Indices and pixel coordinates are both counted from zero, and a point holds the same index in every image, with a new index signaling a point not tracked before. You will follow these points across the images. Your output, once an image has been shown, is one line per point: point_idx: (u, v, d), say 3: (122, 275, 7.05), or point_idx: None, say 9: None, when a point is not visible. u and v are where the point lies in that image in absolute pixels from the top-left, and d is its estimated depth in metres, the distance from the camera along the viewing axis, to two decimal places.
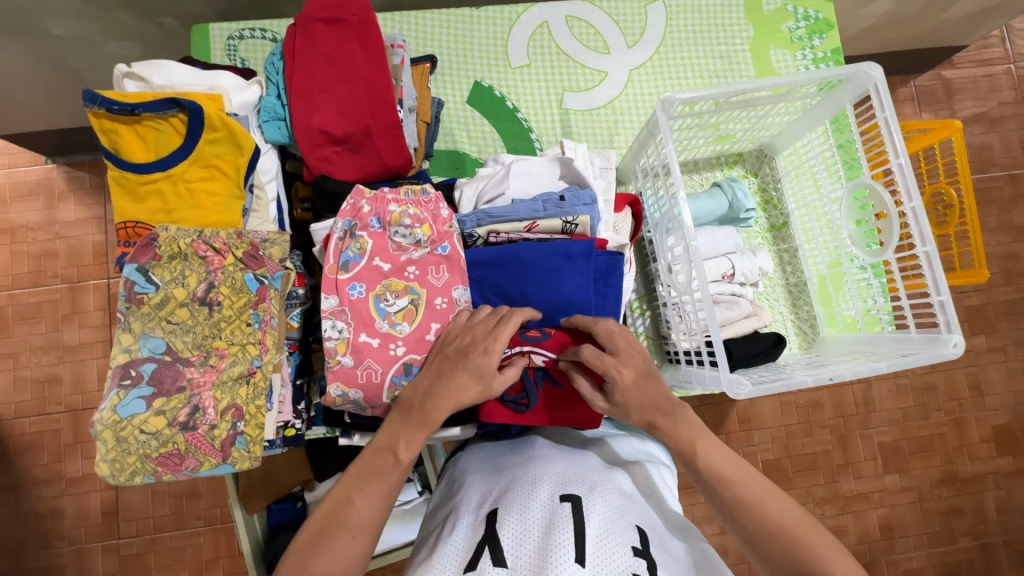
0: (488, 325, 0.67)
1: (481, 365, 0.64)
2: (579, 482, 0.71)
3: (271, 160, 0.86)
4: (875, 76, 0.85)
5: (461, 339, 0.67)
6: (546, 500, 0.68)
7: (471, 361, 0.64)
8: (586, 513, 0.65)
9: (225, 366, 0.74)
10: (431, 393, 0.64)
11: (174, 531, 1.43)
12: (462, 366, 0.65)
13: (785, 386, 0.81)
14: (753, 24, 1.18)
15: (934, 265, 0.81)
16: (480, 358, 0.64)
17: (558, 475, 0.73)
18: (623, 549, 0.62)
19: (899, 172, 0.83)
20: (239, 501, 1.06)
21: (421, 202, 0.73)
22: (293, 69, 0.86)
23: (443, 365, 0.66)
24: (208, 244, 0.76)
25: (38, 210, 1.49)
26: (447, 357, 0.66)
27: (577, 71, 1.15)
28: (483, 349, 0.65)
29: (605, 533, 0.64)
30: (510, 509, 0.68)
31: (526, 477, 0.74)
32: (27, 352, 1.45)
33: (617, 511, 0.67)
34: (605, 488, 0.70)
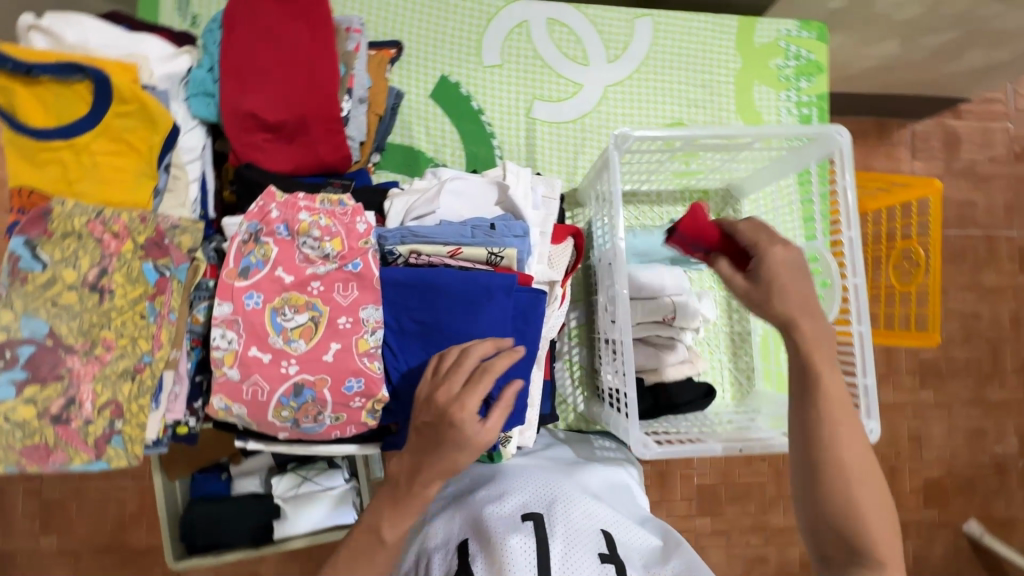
0: (445, 390, 0.62)
1: (460, 438, 0.60)
2: (538, 499, 0.77)
3: (195, 138, 0.80)
4: (841, 141, 0.82)
5: (427, 414, 0.62)
6: (509, 520, 0.73)
7: (446, 435, 0.61)
8: (549, 530, 0.71)
9: (110, 359, 0.69)
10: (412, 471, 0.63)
11: (101, 481, 1.39)
12: (439, 446, 0.61)
13: (695, 451, 0.80)
14: (742, 56, 1.12)
15: (864, 346, 0.79)
16: (453, 432, 0.60)
17: (519, 494, 0.77)
18: (590, 556, 0.69)
19: (849, 245, 0.82)
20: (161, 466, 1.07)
21: (336, 213, 0.69)
22: (229, 42, 0.79)
23: (421, 448, 0.62)
24: (106, 226, 0.70)
25: None
26: (421, 438, 0.62)
27: (551, 79, 1.09)
28: (452, 420, 0.60)
29: (570, 544, 0.70)
30: (478, 538, 0.72)
31: (488, 500, 0.77)
32: None
33: (580, 521, 0.74)
34: (565, 498, 0.76)
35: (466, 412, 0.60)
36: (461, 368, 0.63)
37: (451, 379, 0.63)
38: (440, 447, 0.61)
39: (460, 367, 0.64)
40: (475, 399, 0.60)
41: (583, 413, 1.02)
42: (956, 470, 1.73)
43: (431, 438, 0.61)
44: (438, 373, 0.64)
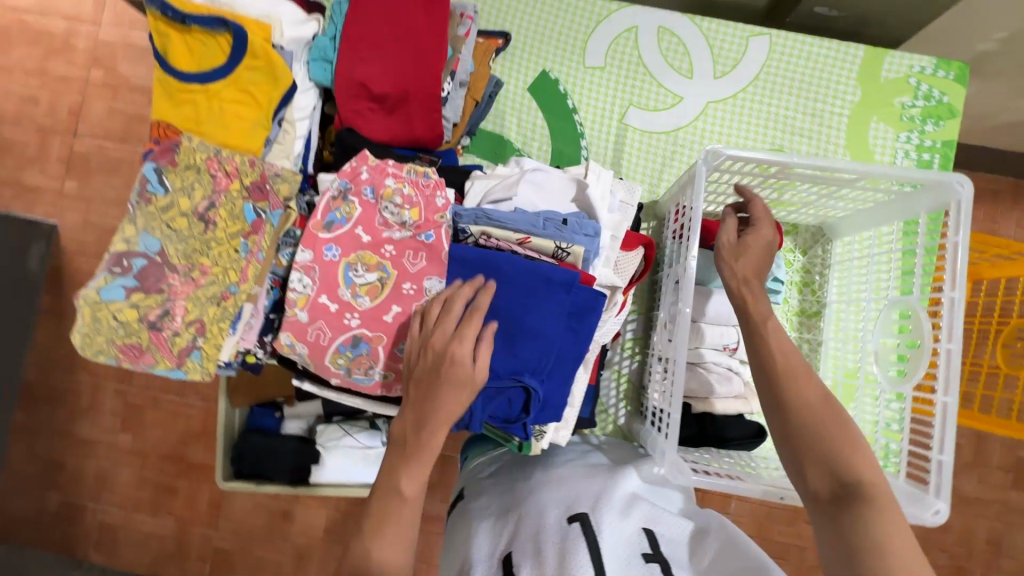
0: (439, 335, 0.66)
1: (460, 374, 0.64)
2: (581, 501, 0.75)
3: (308, 99, 0.87)
4: (962, 194, 0.75)
5: (427, 357, 0.66)
6: (556, 525, 0.71)
7: (450, 372, 0.64)
8: (596, 529, 0.69)
9: (203, 283, 0.77)
10: (420, 428, 0.64)
11: (174, 397, 1.52)
12: (440, 384, 0.64)
13: (732, 488, 0.77)
14: (863, 89, 1.04)
15: (947, 419, 0.72)
16: (455, 368, 0.64)
17: (558, 501, 0.76)
18: (637, 559, 0.66)
19: (948, 306, 0.74)
20: (226, 392, 1.16)
21: (419, 184, 0.72)
22: (352, 15, 0.86)
23: (421, 391, 0.65)
24: (221, 164, 0.78)
25: (140, 73, 1.55)
26: (422, 379, 0.65)
27: (651, 88, 1.07)
28: (452, 355, 0.65)
29: (615, 545, 0.68)
30: (524, 549, 0.69)
31: (530, 507, 0.76)
32: (102, 201, 1.55)
33: (624, 523, 0.71)
34: (606, 499, 0.74)
35: (461, 347, 0.65)
36: (451, 313, 0.67)
37: (441, 325, 0.66)
38: (442, 382, 0.64)
39: (450, 311, 0.67)
40: (472, 331, 0.65)
41: (623, 427, 1.01)
42: None
43: (432, 374, 0.64)
44: (427, 325, 0.67)
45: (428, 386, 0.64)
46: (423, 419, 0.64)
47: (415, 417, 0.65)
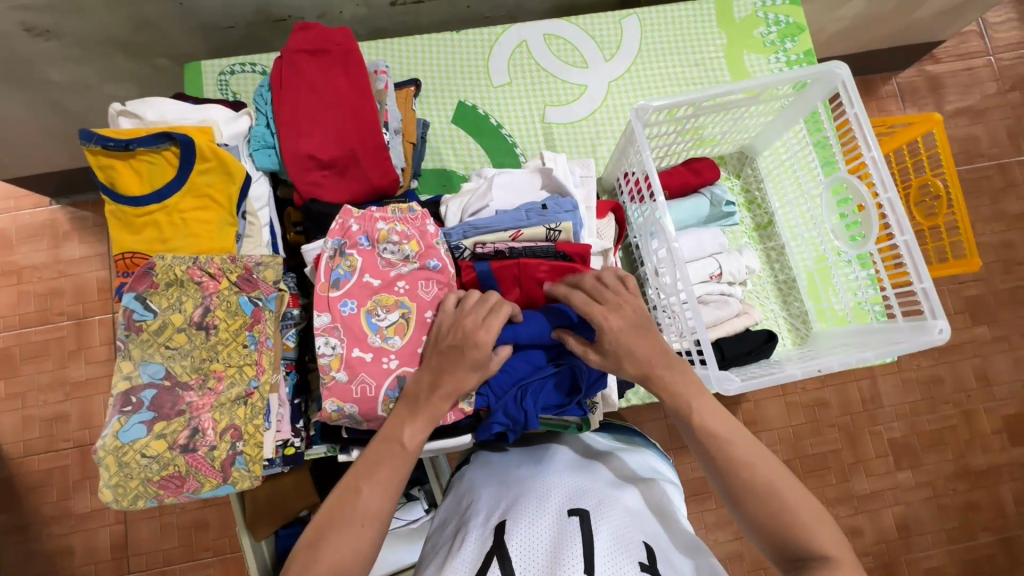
0: (475, 314, 0.68)
1: (481, 357, 0.66)
2: (588, 496, 0.70)
3: (262, 186, 0.89)
4: (842, 75, 0.88)
5: (455, 332, 0.68)
6: (555, 516, 0.67)
7: (467, 356, 0.66)
8: (594, 527, 0.64)
9: (223, 388, 0.75)
10: (434, 387, 0.67)
11: (184, 563, 1.40)
12: (462, 363, 0.66)
13: (774, 380, 0.83)
14: (725, 33, 1.21)
15: (914, 254, 0.82)
16: (474, 351, 0.66)
17: (567, 487, 0.72)
18: (631, 565, 0.60)
19: (873, 164, 0.86)
20: (247, 529, 0.99)
21: (408, 219, 0.76)
22: (280, 99, 0.90)
23: (443, 361, 0.67)
24: (203, 269, 0.78)
25: (44, 250, 1.51)
26: (447, 350, 0.68)
27: (557, 86, 1.19)
28: (476, 340, 0.66)
29: (614, 545, 0.62)
30: (518, 521, 0.67)
31: (531, 492, 0.72)
32: (34, 390, 1.45)
33: (627, 524, 0.66)
34: (613, 500, 0.69)
35: (490, 333, 0.66)
36: (485, 303, 0.69)
37: (475, 312, 0.68)
38: (458, 363, 0.66)
39: (482, 303, 0.69)
40: (501, 326, 0.66)
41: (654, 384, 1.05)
42: None
43: (457, 348, 0.66)
44: (463, 306, 0.70)
45: (445, 365, 0.67)
46: (439, 380, 0.67)
47: (427, 380, 0.67)
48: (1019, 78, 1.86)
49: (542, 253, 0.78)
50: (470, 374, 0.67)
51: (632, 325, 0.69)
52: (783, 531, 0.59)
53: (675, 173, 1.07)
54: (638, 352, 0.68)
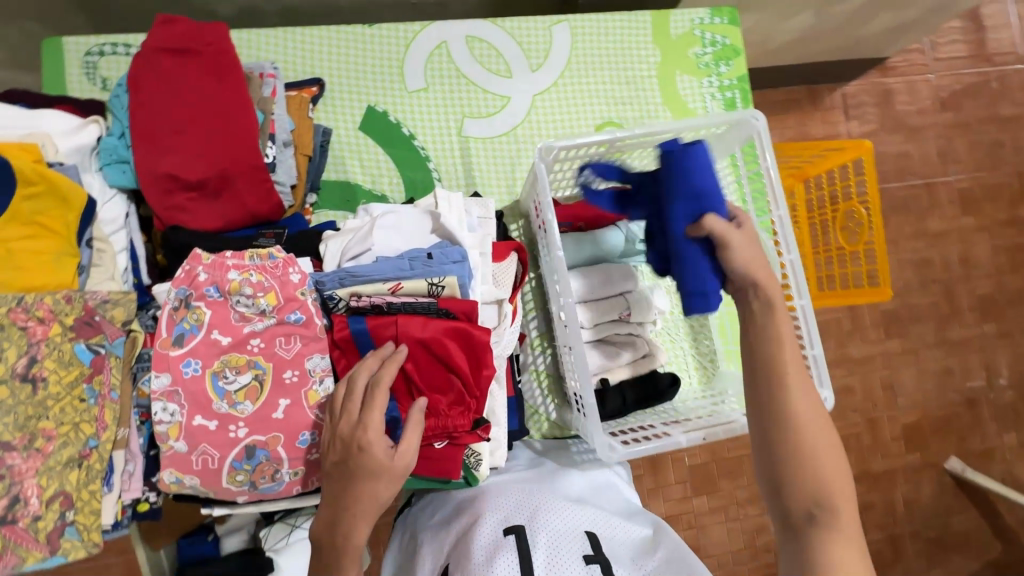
0: (349, 421, 0.63)
1: (372, 463, 0.61)
2: (521, 509, 0.74)
3: (116, 207, 0.79)
4: (758, 126, 0.84)
5: (337, 444, 0.63)
6: (492, 537, 0.71)
7: (361, 464, 0.61)
8: (531, 538, 0.69)
9: (53, 450, 0.67)
10: (334, 525, 0.62)
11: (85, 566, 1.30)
12: (353, 479, 0.62)
13: (659, 447, 0.82)
14: (660, 49, 1.14)
15: (809, 319, 0.82)
16: (364, 458, 0.61)
17: (498, 508, 0.75)
18: (575, 561, 0.67)
19: (779, 224, 0.84)
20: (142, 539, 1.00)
21: (266, 267, 0.67)
22: (136, 105, 0.78)
23: (337, 482, 0.62)
24: (29, 312, 0.68)
25: None
26: (335, 473, 0.63)
27: (478, 96, 1.09)
28: (362, 443, 0.62)
29: (554, 551, 0.68)
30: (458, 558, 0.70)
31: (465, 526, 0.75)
32: None
33: (564, 528, 0.71)
34: (548, 504, 0.75)
35: (370, 431, 0.62)
36: (354, 397, 0.64)
37: (348, 409, 0.63)
38: (352, 478, 0.62)
39: (353, 395, 0.64)
40: (381, 403, 0.63)
41: (557, 421, 1.03)
42: (931, 410, 1.80)
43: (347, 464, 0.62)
44: (336, 413, 0.65)
45: (347, 482, 0.62)
46: (338, 511, 0.62)
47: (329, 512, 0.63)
48: (953, 97, 1.88)
49: (423, 309, 0.72)
50: (371, 486, 0.62)
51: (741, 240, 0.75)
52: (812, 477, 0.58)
53: (591, 203, 1.02)
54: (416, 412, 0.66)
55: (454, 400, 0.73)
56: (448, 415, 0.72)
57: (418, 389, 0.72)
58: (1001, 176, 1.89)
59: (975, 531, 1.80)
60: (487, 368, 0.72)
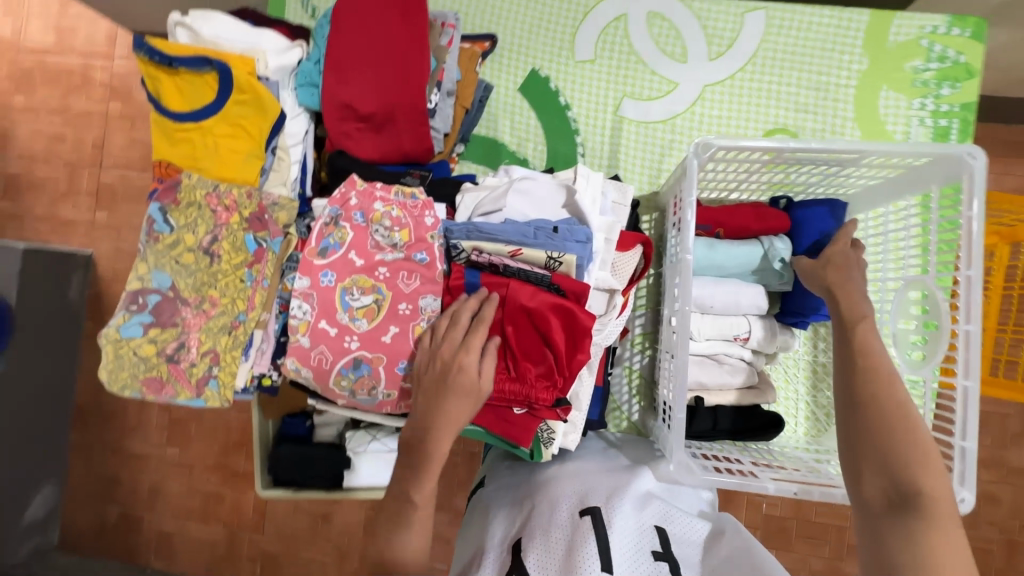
0: (451, 341, 0.69)
1: (466, 381, 0.67)
2: (596, 494, 0.76)
3: (299, 124, 0.89)
4: (973, 166, 0.71)
5: (434, 364, 0.69)
6: (568, 518, 0.73)
7: (456, 381, 0.67)
8: (607, 523, 0.71)
9: (214, 314, 0.81)
10: (427, 432, 0.68)
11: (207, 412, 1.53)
12: (447, 390, 0.67)
13: (742, 485, 0.75)
14: (869, 57, 0.99)
15: (969, 404, 0.69)
16: (461, 377, 0.67)
17: (574, 494, 0.77)
18: (647, 555, 0.69)
19: (965, 286, 0.70)
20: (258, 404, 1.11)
21: (407, 206, 0.73)
22: (333, 35, 0.86)
23: (430, 395, 0.68)
24: (220, 199, 0.81)
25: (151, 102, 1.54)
26: (431, 385, 0.69)
27: (644, 76, 1.04)
28: (460, 364, 0.68)
29: (627, 540, 0.70)
30: (533, 535, 0.71)
31: (542, 499, 0.77)
32: (123, 229, 1.55)
33: (638, 517, 0.73)
34: (621, 493, 0.76)
35: (468, 355, 0.68)
36: (458, 326, 0.69)
37: (450, 336, 0.69)
38: (447, 393, 0.67)
39: (457, 323, 0.70)
40: (482, 337, 0.68)
41: (637, 424, 1.00)
42: None
43: (442, 381, 0.67)
44: (437, 337, 0.70)
45: (439, 391, 0.68)
46: (429, 417, 0.68)
47: (421, 419, 0.69)
48: None
49: (536, 279, 0.73)
50: (461, 400, 0.67)
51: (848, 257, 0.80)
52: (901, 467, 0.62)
53: (737, 212, 0.94)
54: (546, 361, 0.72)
55: (542, 373, 0.73)
56: (533, 386, 0.73)
57: (513, 353, 0.74)
58: None
59: None
60: (582, 353, 0.71)
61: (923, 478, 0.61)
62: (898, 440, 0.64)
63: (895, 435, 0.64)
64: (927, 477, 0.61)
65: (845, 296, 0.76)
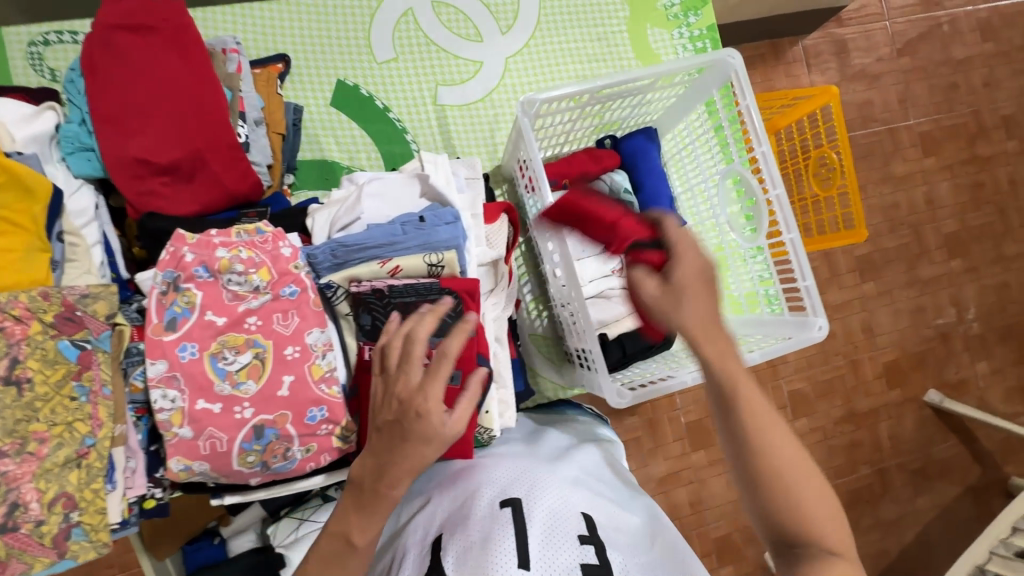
0: (415, 390, 0.55)
1: (427, 429, 0.55)
2: (518, 483, 0.70)
3: (84, 198, 0.75)
4: (735, 64, 0.86)
5: (389, 407, 0.56)
6: (489, 511, 0.67)
7: (410, 429, 0.55)
8: (527, 515, 0.65)
9: (48, 452, 0.64)
10: (381, 474, 0.57)
11: None
12: (406, 441, 0.55)
13: (664, 389, 0.83)
14: (628, 3, 1.14)
15: (798, 251, 0.85)
16: (420, 425, 0.55)
17: (499, 480, 0.71)
18: (569, 541, 0.62)
19: (763, 160, 0.87)
20: (145, 550, 0.96)
21: (255, 242, 0.65)
22: (96, 89, 0.74)
23: (385, 440, 0.56)
24: (3, 311, 0.63)
25: None
26: (387, 429, 0.56)
27: (450, 63, 1.07)
28: (416, 413, 0.55)
29: (551, 528, 0.64)
30: (453, 529, 0.66)
31: (462, 495, 0.71)
32: None
33: (561, 504, 0.67)
34: (546, 482, 0.70)
35: (432, 403, 0.55)
36: (411, 364, 0.57)
37: (406, 374, 0.57)
38: (402, 442, 0.55)
39: (412, 359, 0.57)
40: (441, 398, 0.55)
41: (558, 382, 1.03)
42: (910, 348, 1.77)
43: (399, 427, 0.55)
44: (389, 379, 0.58)
45: (391, 437, 0.56)
46: (384, 465, 0.57)
47: (371, 467, 0.57)
48: (910, 44, 1.83)
49: (424, 289, 0.69)
50: (422, 447, 0.56)
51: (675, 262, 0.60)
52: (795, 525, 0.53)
53: (575, 160, 1.01)
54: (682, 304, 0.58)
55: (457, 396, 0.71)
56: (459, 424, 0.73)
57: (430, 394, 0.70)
58: (959, 116, 1.85)
59: (958, 459, 1.78)
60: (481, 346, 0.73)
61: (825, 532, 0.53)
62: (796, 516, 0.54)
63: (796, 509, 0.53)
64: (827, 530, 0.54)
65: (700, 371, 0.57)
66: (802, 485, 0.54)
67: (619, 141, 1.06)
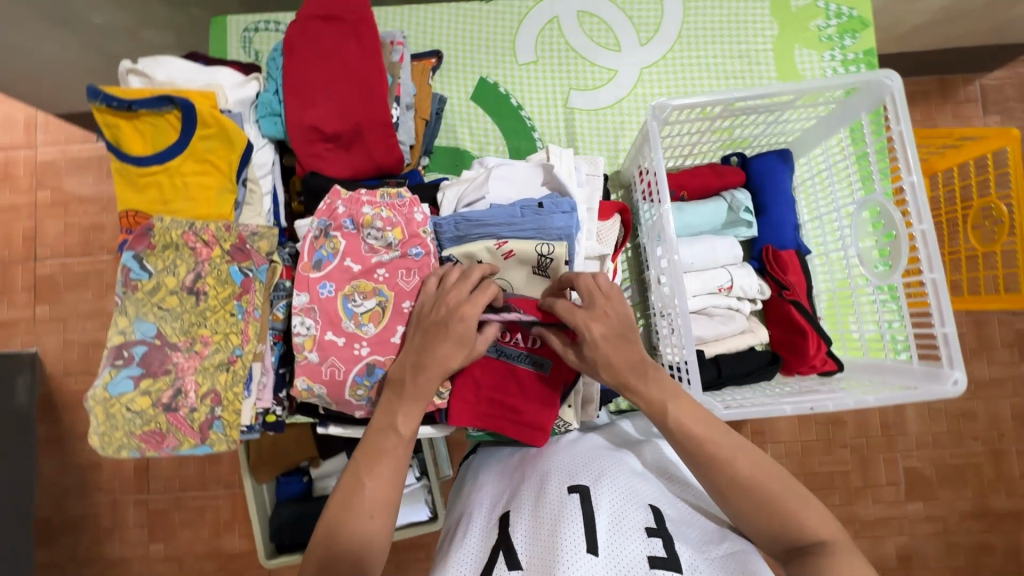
0: (459, 293, 0.68)
1: (465, 332, 0.67)
2: (585, 471, 0.70)
3: (266, 155, 0.90)
4: (892, 86, 0.80)
5: (438, 309, 0.69)
6: (556, 493, 0.67)
7: (452, 330, 0.67)
8: (595, 504, 0.64)
9: (208, 353, 0.78)
10: (419, 366, 0.67)
11: (197, 491, 1.44)
12: (446, 337, 0.67)
13: (763, 412, 0.78)
14: (778, 22, 1.11)
15: (940, 294, 0.76)
16: (460, 327, 0.66)
17: (567, 465, 0.72)
18: (637, 532, 0.62)
19: (910, 191, 0.79)
20: (249, 471, 1.07)
21: (395, 205, 0.74)
22: (291, 66, 0.89)
23: (425, 337, 0.68)
24: (198, 236, 0.79)
25: (91, 184, 1.48)
26: (429, 328, 0.68)
27: (586, 69, 1.12)
28: (460, 315, 0.67)
29: (617, 518, 0.63)
30: (522, 510, 0.67)
31: (532, 474, 0.73)
32: (75, 317, 1.47)
33: (627, 495, 0.67)
34: (615, 473, 0.70)
35: (471, 312, 0.67)
36: (467, 280, 0.69)
37: (458, 287, 0.69)
38: (443, 338, 0.67)
39: (467, 277, 0.70)
40: (486, 300, 0.67)
41: None
42: None
43: (444, 322, 0.67)
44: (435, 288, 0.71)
45: (433, 337, 0.68)
46: (423, 358, 0.67)
47: (414, 358, 0.68)
48: None
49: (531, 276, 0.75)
50: (455, 350, 0.67)
51: (613, 332, 0.69)
52: (767, 512, 0.61)
53: (696, 174, 1.00)
54: (615, 362, 0.68)
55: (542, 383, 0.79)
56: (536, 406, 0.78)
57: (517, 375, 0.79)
58: None
59: None
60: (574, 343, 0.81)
61: (802, 518, 0.61)
62: (771, 504, 0.62)
63: (768, 501, 0.62)
64: (808, 519, 0.61)
65: (641, 397, 0.68)
66: (774, 489, 0.62)
67: (747, 160, 1.02)
